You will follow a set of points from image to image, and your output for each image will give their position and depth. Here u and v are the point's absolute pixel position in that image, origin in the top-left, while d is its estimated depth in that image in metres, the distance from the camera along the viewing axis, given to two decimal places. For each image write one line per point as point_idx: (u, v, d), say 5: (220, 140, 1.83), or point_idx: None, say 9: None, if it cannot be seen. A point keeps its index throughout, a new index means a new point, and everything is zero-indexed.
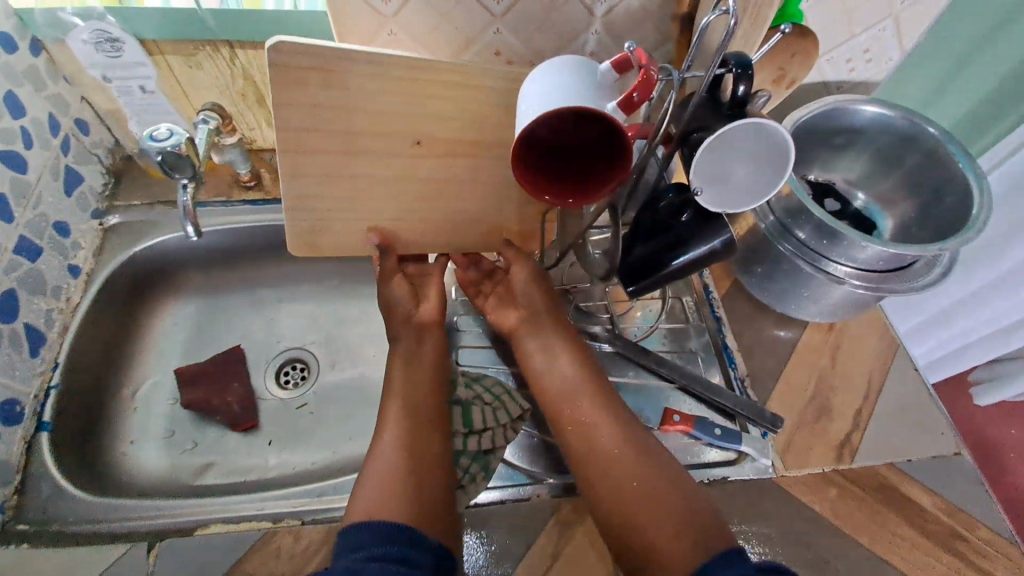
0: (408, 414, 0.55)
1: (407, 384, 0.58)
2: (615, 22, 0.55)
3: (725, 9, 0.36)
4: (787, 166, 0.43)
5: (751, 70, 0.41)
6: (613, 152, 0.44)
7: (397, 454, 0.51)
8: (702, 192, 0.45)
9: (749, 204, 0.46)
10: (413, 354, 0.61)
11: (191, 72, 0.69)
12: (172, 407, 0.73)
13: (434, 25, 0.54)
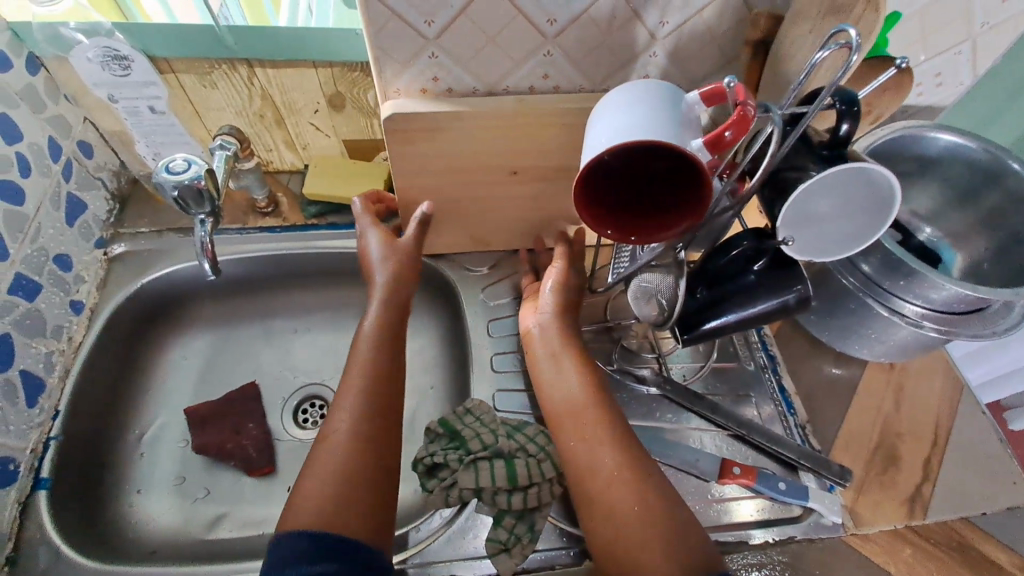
0: (372, 422, 0.51)
1: (371, 387, 0.53)
2: (678, 44, 0.51)
3: (844, 44, 0.34)
4: (892, 211, 0.39)
5: (858, 107, 0.38)
6: (687, 186, 0.39)
7: (352, 468, 0.48)
8: (791, 240, 0.42)
9: (837, 253, 0.42)
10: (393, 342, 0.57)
11: (205, 91, 0.64)
12: (183, 448, 0.68)
13: (481, 47, 0.49)
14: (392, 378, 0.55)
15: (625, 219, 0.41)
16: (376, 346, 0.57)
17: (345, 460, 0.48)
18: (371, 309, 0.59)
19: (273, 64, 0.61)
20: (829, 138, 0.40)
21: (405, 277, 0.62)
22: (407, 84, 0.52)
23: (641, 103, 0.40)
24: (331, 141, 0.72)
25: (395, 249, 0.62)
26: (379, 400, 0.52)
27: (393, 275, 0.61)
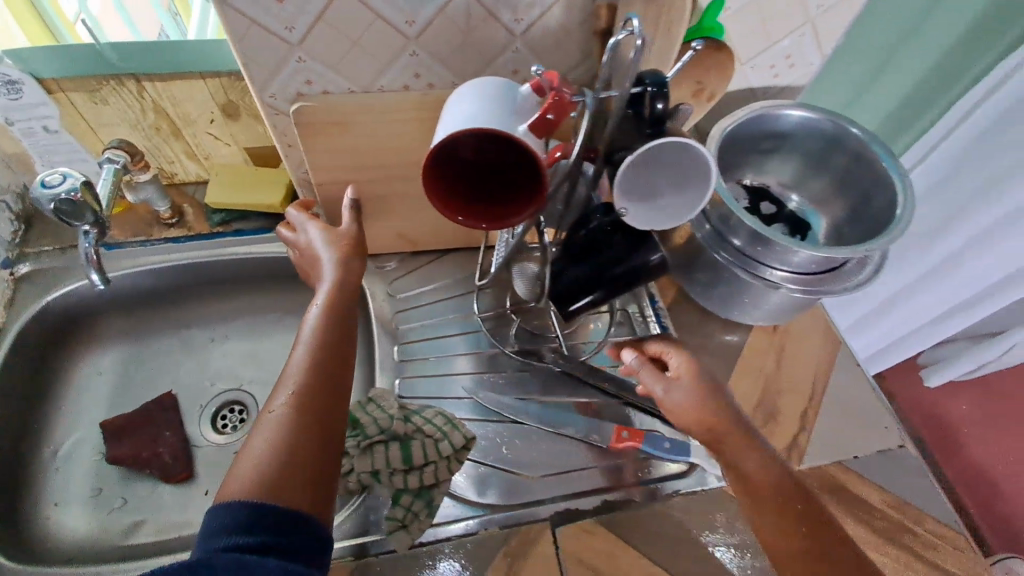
0: (308, 399, 0.47)
1: (308, 369, 0.50)
2: (535, 37, 0.54)
3: (630, 30, 0.37)
4: (710, 181, 0.43)
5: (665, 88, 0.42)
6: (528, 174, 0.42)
7: (294, 445, 0.45)
8: (628, 211, 0.45)
9: (675, 219, 0.45)
10: (336, 321, 0.54)
11: (98, 108, 0.65)
12: (100, 460, 0.68)
13: (346, 51, 0.52)
14: (335, 364, 0.51)
15: (477, 207, 0.43)
16: (316, 331, 0.53)
17: (283, 439, 0.45)
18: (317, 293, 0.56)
19: (160, 77, 0.63)
20: (649, 116, 0.43)
21: (347, 262, 0.59)
22: (281, 88, 0.54)
23: (483, 95, 0.43)
24: (233, 150, 0.73)
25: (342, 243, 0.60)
26: (319, 379, 0.49)
27: (341, 259, 0.58)
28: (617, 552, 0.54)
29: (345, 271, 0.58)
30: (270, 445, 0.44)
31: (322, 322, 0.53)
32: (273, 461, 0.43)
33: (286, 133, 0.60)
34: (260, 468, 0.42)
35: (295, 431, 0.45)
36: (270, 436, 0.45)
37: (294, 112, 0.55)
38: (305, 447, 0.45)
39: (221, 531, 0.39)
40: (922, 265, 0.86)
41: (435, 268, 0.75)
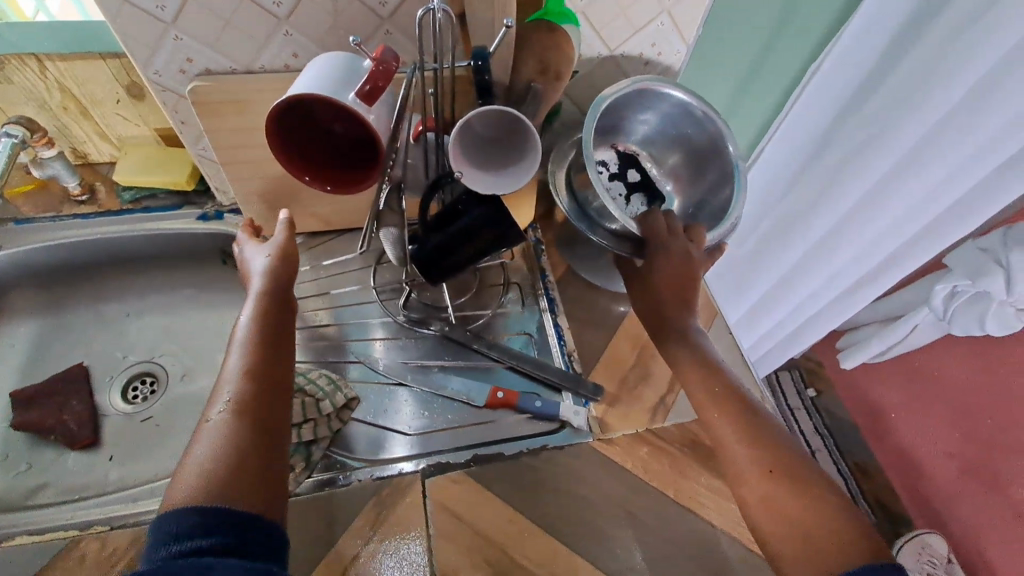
0: (247, 408, 0.46)
1: (247, 374, 0.48)
2: (403, 20, 0.58)
3: (432, 7, 0.45)
4: (536, 147, 0.47)
5: (486, 60, 0.47)
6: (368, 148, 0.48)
7: (246, 448, 0.44)
8: (463, 174, 0.49)
9: (511, 186, 0.49)
10: (275, 328, 0.53)
11: (2, 86, 0.67)
12: (7, 428, 0.70)
13: (220, 29, 0.55)
14: (274, 372, 0.50)
15: (323, 168, 0.48)
16: (253, 339, 0.51)
17: (226, 444, 0.43)
18: (247, 302, 0.54)
19: (60, 56, 0.66)
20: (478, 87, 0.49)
21: (284, 276, 0.57)
22: (165, 65, 0.57)
23: (325, 64, 0.46)
24: (143, 130, 0.77)
25: (283, 258, 0.58)
26: (257, 389, 0.48)
27: (275, 266, 0.57)
28: (478, 498, 0.57)
29: (283, 280, 0.57)
30: (214, 450, 0.43)
31: (258, 336, 0.51)
32: (219, 466, 0.42)
33: (178, 110, 0.63)
34: (207, 472, 0.41)
35: (237, 437, 0.44)
36: (212, 443, 0.43)
37: (189, 91, 0.57)
38: (250, 451, 0.44)
39: (173, 538, 0.37)
40: (809, 240, 0.98)
41: (340, 244, 0.78)
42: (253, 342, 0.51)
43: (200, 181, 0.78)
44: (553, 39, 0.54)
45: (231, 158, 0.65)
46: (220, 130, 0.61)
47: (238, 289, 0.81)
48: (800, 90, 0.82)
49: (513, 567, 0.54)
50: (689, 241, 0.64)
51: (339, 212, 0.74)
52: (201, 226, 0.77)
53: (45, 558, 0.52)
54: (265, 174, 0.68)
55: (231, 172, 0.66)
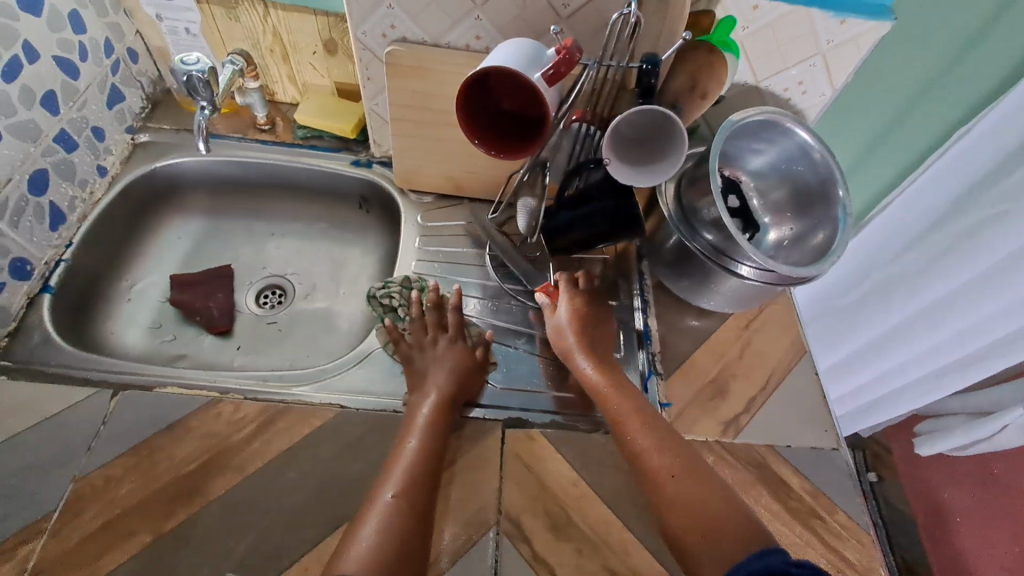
0: (413, 499, 0.54)
1: (411, 472, 0.55)
2: (578, 24, 0.66)
3: (625, 11, 0.52)
4: (682, 151, 0.53)
5: (657, 69, 0.54)
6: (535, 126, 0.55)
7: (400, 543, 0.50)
8: (610, 162, 0.55)
9: (646, 182, 0.55)
10: (437, 428, 0.60)
11: (230, 24, 0.81)
12: (162, 303, 0.82)
13: (426, 5, 0.65)
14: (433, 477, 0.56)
15: (490, 136, 0.55)
16: (427, 441, 0.59)
17: (395, 525, 0.51)
18: (424, 400, 0.63)
19: (283, 7, 0.78)
20: (641, 88, 0.55)
21: (466, 385, 0.66)
22: (371, 28, 0.68)
23: (515, 46, 0.54)
24: (325, 81, 0.88)
25: (467, 367, 0.67)
26: (419, 481, 0.55)
27: (455, 370, 0.66)
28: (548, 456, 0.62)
29: (460, 390, 0.65)
30: (375, 539, 0.50)
31: (434, 444, 0.59)
32: (382, 550, 0.49)
33: (368, 67, 0.73)
34: (369, 548, 0.49)
35: (404, 522, 0.51)
36: (381, 522, 0.51)
37: (387, 55, 0.67)
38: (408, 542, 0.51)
39: None
40: (906, 308, 0.96)
41: (464, 209, 0.85)
42: (428, 442, 0.58)
43: (360, 132, 0.89)
44: (711, 60, 0.58)
45: (400, 116, 0.75)
46: (399, 90, 0.71)
47: (365, 233, 0.92)
48: (943, 149, 0.81)
49: (569, 525, 0.58)
50: (785, 281, 0.66)
51: (472, 184, 0.83)
52: (353, 170, 0.87)
53: (189, 408, 0.61)
54: (422, 136, 0.77)
55: (397, 128, 0.76)
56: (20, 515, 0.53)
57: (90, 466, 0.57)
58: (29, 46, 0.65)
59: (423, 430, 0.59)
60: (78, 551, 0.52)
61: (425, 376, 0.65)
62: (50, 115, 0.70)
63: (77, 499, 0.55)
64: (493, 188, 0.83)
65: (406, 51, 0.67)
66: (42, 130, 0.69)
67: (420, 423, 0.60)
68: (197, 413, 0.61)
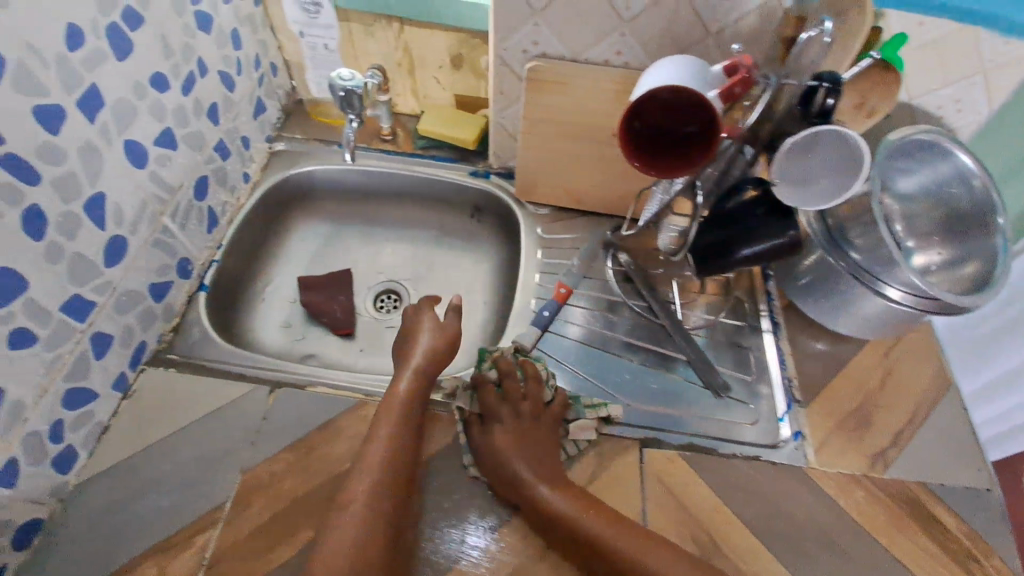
0: (377, 490, 0.54)
1: (377, 453, 0.57)
2: (729, 40, 0.64)
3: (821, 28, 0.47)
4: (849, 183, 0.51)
5: (839, 85, 0.50)
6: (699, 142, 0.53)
7: (355, 525, 0.52)
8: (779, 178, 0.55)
9: (834, 198, 0.53)
10: (395, 409, 0.60)
11: (366, 39, 0.84)
12: (293, 303, 0.86)
13: (575, 23, 0.65)
14: (405, 461, 0.57)
15: (652, 155, 0.54)
16: (393, 403, 0.61)
17: (359, 532, 0.52)
18: (405, 376, 0.63)
19: (418, 23, 0.81)
20: (817, 108, 0.52)
21: (439, 356, 0.66)
22: (515, 45, 0.69)
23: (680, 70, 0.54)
24: (445, 93, 0.91)
25: (445, 341, 0.68)
26: (385, 463, 0.56)
27: (433, 347, 0.67)
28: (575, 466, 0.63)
29: (436, 364, 0.65)
30: (343, 532, 0.52)
31: (407, 411, 0.61)
32: (340, 563, 0.50)
33: (504, 83, 0.75)
34: (340, 528, 0.52)
35: (359, 525, 0.52)
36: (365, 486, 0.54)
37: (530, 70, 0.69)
38: (379, 512, 0.53)
39: None
40: None
41: (582, 223, 0.85)
42: (401, 405, 0.61)
43: (480, 143, 0.90)
44: (888, 77, 0.56)
45: (533, 131, 0.76)
46: (537, 104, 0.72)
47: (478, 242, 0.94)
48: None
49: (716, 550, 0.59)
50: (936, 306, 0.64)
51: (593, 197, 0.83)
52: (471, 180, 0.89)
53: (337, 409, 0.64)
54: (550, 148, 0.78)
55: (528, 143, 0.77)
56: (196, 504, 0.56)
57: (254, 460, 0.59)
58: (201, 62, 0.68)
59: (397, 401, 0.61)
60: (250, 540, 0.54)
61: (407, 349, 0.67)
62: (212, 125, 0.72)
63: (245, 491, 0.57)
64: (614, 201, 0.83)
65: (550, 66, 0.69)
66: (206, 140, 0.71)
67: (396, 397, 0.62)
68: (346, 414, 0.63)
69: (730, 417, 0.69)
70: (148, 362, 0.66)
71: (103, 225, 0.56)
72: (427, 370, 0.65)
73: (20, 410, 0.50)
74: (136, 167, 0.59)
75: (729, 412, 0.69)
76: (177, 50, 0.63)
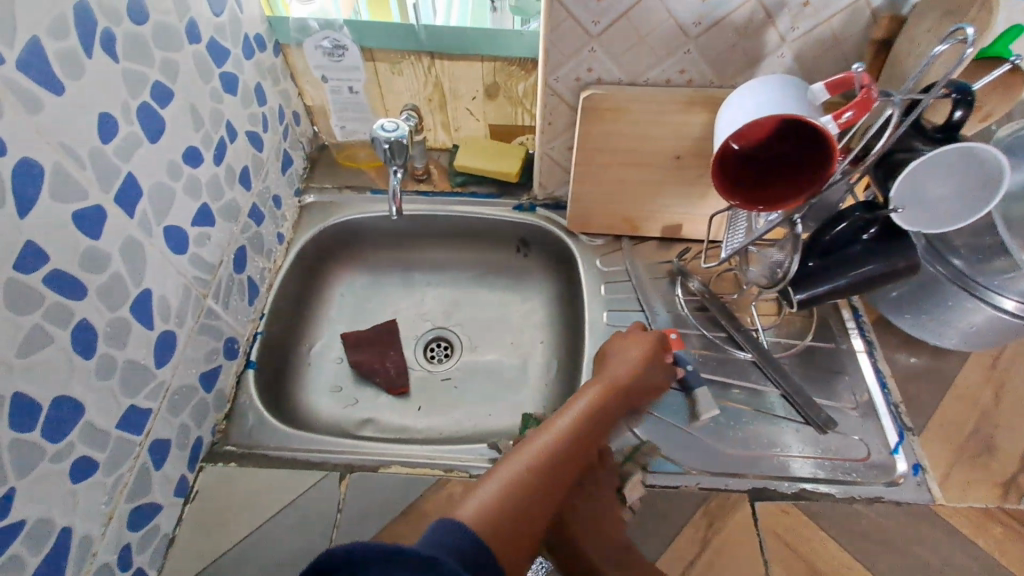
0: (554, 475, 0.45)
1: (568, 436, 0.49)
2: (803, 48, 0.59)
3: (962, 38, 0.43)
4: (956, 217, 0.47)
5: (971, 95, 0.45)
6: (803, 173, 0.48)
7: (525, 498, 0.42)
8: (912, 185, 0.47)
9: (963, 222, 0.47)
10: (586, 408, 0.53)
11: (393, 77, 0.79)
12: (342, 363, 0.80)
13: (632, 45, 0.60)
14: (582, 449, 0.49)
15: (748, 187, 0.50)
16: (590, 413, 0.52)
17: (522, 503, 0.42)
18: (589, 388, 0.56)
19: (449, 57, 0.75)
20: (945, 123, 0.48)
21: (646, 378, 0.60)
22: (566, 72, 0.64)
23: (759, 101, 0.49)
24: (479, 124, 0.85)
25: (648, 359, 0.61)
26: (575, 449, 0.48)
27: (638, 359, 0.61)
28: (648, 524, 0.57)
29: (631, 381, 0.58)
30: (501, 488, 0.42)
31: (600, 414, 0.53)
32: (498, 519, 0.40)
33: (551, 112, 0.69)
34: (508, 494, 0.42)
35: (529, 502, 0.42)
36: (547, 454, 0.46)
37: (584, 99, 0.64)
38: (549, 488, 0.44)
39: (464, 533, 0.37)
40: None
41: (638, 251, 0.80)
42: (592, 411, 0.53)
43: (522, 174, 0.85)
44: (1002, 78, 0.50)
45: (586, 161, 0.70)
46: (593, 132, 0.67)
47: (527, 278, 0.88)
48: None
49: None
50: None
51: (653, 223, 0.77)
52: (516, 215, 0.84)
53: (417, 492, 0.58)
54: (606, 177, 0.72)
55: (581, 174, 0.72)
56: None
57: None
58: (230, 126, 0.63)
59: (585, 407, 0.53)
60: None
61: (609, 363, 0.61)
62: (246, 189, 0.67)
63: None
64: (675, 225, 0.77)
65: (607, 92, 0.63)
66: (241, 207, 0.66)
67: (580, 404, 0.53)
68: (428, 497, 0.57)
69: (844, 455, 0.63)
70: (206, 458, 0.60)
71: (151, 323, 0.51)
72: (632, 378, 0.59)
73: (86, 546, 0.45)
74: (177, 253, 0.54)
75: (838, 451, 0.63)
76: (207, 118, 0.58)
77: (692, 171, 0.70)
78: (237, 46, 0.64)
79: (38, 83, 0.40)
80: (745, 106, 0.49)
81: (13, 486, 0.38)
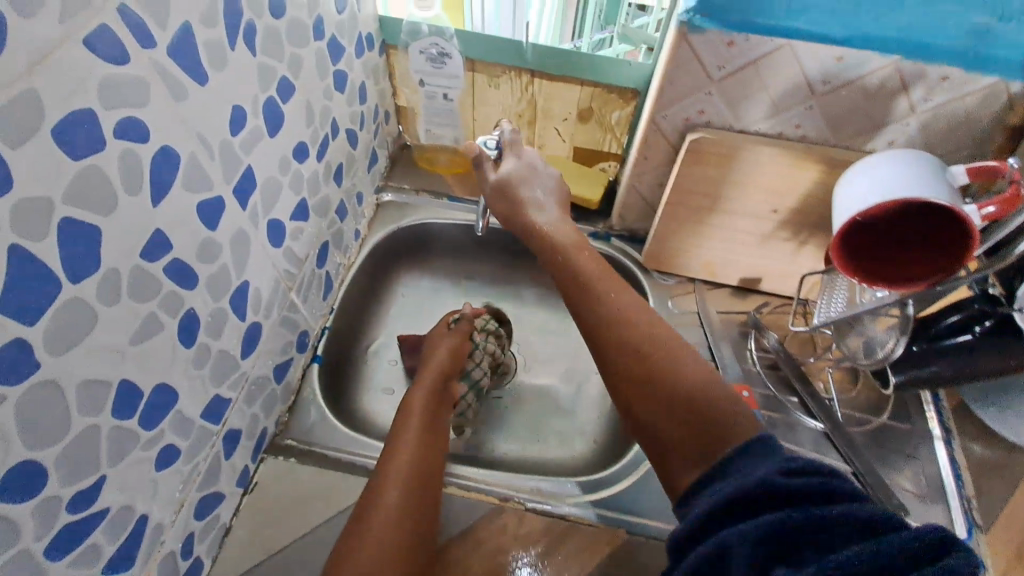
0: (412, 475, 0.50)
1: (416, 444, 0.53)
2: (932, 121, 0.56)
3: None
4: None
5: None
6: (930, 262, 0.47)
7: (396, 521, 0.46)
8: None
9: None
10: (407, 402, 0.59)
11: (488, 89, 0.78)
12: (397, 363, 0.79)
13: (752, 95, 0.59)
14: (429, 454, 0.53)
15: (865, 260, 0.49)
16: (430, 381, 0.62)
17: (392, 519, 0.46)
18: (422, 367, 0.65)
19: (550, 77, 0.75)
20: None
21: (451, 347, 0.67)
22: (677, 112, 0.63)
23: (875, 176, 0.48)
24: (564, 145, 0.84)
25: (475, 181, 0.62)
26: (422, 456, 0.53)
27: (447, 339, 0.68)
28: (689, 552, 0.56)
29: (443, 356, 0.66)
30: (387, 515, 0.47)
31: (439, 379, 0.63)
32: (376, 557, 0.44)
33: (651, 147, 0.68)
34: (386, 525, 0.46)
35: (402, 520, 0.47)
36: (405, 494, 0.49)
37: (692, 141, 0.62)
38: (419, 496, 0.49)
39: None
40: None
41: (711, 296, 0.78)
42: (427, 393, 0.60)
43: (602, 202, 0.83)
44: None
45: (679, 201, 0.69)
46: (693, 175, 0.65)
47: None
48: None
49: None
50: None
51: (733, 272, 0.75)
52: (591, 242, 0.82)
53: (473, 518, 0.57)
54: (695, 219, 0.70)
55: (671, 214, 0.70)
56: None
57: None
58: (335, 123, 0.63)
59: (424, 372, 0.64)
60: None
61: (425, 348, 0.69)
62: (337, 185, 0.67)
63: None
64: (756, 276, 0.75)
65: (718, 137, 0.61)
66: (330, 202, 0.66)
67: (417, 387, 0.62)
68: (483, 524, 0.57)
69: None
70: (267, 449, 0.60)
71: (244, 314, 0.51)
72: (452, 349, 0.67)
73: (158, 534, 0.44)
74: (273, 246, 0.54)
75: None
76: (317, 114, 0.58)
77: (786, 227, 0.68)
78: (352, 44, 0.64)
79: (186, 72, 0.38)
80: (884, 180, 0.47)
81: (104, 473, 0.37)
